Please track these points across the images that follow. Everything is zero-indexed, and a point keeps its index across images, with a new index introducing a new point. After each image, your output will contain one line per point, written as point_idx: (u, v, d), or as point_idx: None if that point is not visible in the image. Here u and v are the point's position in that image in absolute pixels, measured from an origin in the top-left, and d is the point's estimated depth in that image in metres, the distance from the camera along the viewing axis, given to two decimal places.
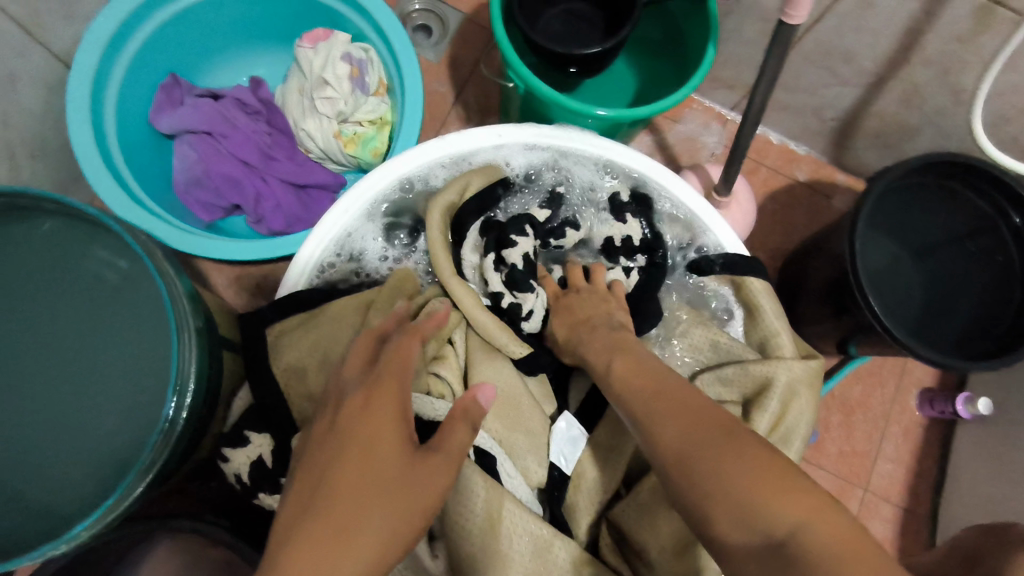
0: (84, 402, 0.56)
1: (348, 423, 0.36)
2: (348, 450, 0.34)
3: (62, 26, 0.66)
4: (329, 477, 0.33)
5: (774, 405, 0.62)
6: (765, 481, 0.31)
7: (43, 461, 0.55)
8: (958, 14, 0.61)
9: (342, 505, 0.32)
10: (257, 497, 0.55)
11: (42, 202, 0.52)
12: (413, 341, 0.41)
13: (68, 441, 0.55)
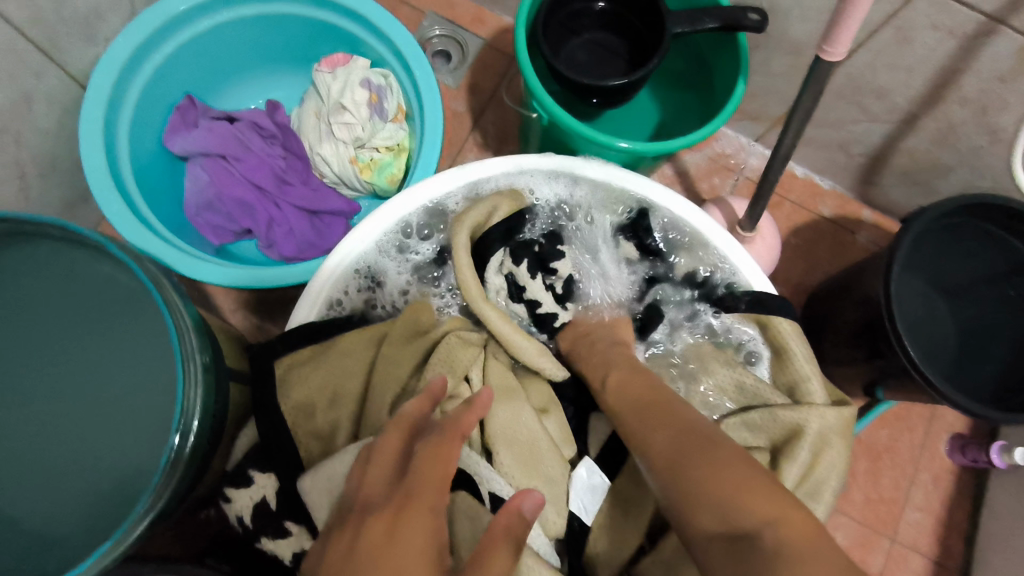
0: (81, 436, 0.53)
1: (371, 552, 0.32)
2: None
3: (81, 45, 0.65)
4: None
5: (805, 456, 0.59)
6: (741, 485, 0.36)
7: (37, 498, 0.52)
8: (1000, 52, 0.59)
9: None
10: (258, 541, 0.52)
11: (49, 229, 0.50)
12: (454, 440, 0.39)
13: (65, 476, 0.53)
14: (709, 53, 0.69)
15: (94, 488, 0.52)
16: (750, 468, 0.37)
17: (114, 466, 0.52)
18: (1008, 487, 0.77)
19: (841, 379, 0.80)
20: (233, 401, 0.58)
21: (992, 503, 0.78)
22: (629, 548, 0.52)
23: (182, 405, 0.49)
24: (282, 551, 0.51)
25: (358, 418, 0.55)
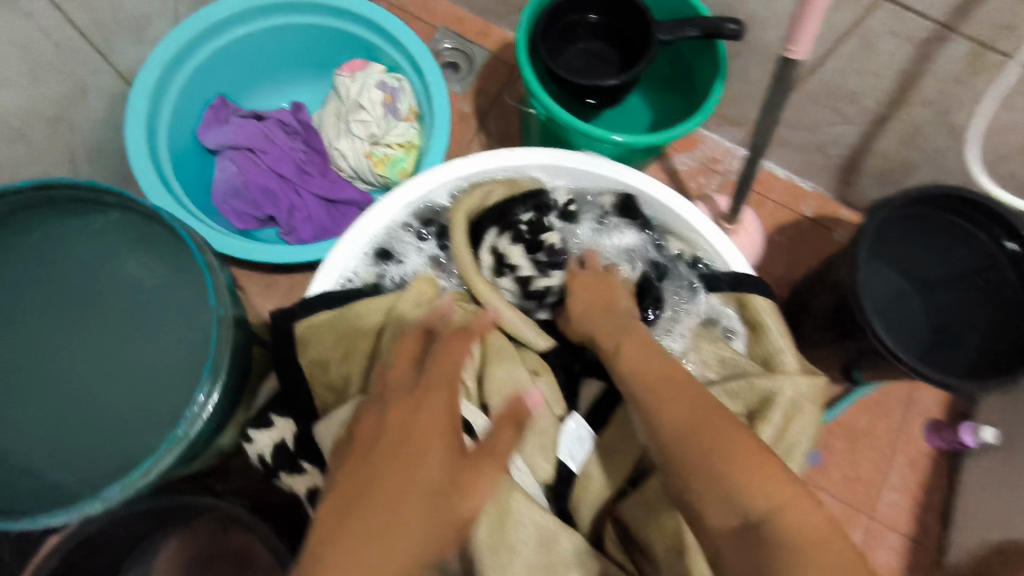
0: (127, 381, 0.60)
1: (388, 445, 0.39)
2: (388, 462, 0.38)
3: (131, 48, 0.73)
4: (371, 487, 0.37)
5: (777, 417, 0.63)
6: (761, 473, 0.39)
7: (82, 436, 0.59)
8: (952, 56, 0.65)
9: (379, 513, 0.35)
10: (276, 477, 0.59)
11: (102, 195, 0.57)
12: (461, 340, 0.47)
13: (109, 417, 0.59)
14: (691, 58, 0.76)
15: (137, 427, 0.59)
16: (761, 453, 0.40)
17: (155, 409, 0.59)
18: (981, 468, 0.80)
19: (820, 363, 0.85)
20: (253, 360, 0.64)
21: (966, 484, 0.82)
22: (610, 488, 0.58)
23: (214, 355, 0.55)
24: (297, 484, 0.58)
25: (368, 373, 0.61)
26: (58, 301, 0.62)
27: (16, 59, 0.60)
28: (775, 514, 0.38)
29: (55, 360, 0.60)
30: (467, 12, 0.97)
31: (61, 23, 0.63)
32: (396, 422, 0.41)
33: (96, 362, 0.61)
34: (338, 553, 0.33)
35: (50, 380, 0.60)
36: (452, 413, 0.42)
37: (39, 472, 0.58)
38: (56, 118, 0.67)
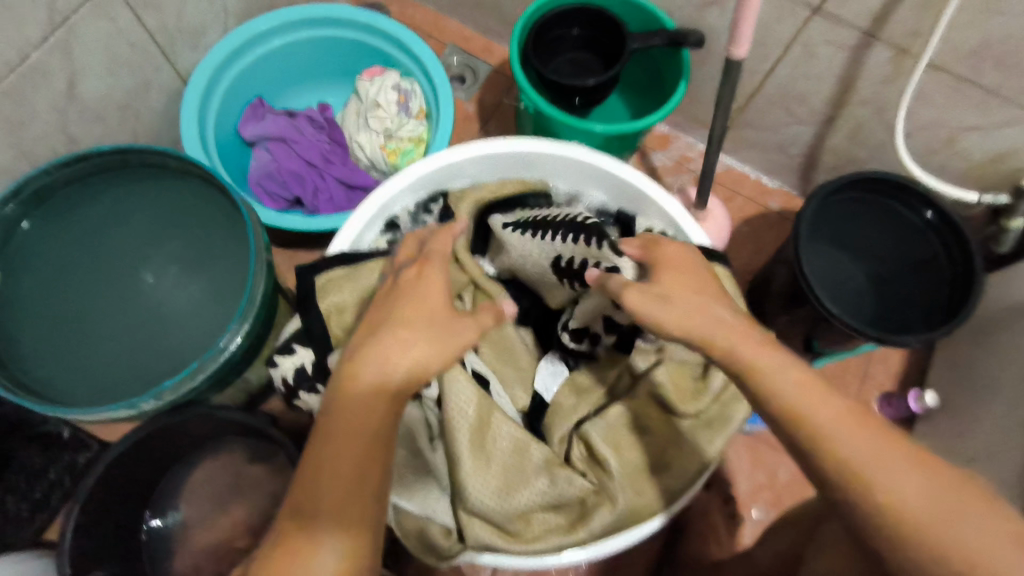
0: (180, 309, 0.75)
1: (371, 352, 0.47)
2: (373, 370, 0.46)
3: (188, 52, 0.87)
4: (352, 388, 0.45)
5: None
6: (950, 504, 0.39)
7: (142, 352, 0.73)
8: (879, 60, 0.77)
9: (352, 412, 0.44)
10: (297, 396, 0.70)
11: (165, 158, 0.68)
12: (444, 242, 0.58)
13: (166, 337, 0.74)
14: (662, 63, 0.88)
15: (188, 343, 0.73)
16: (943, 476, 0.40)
17: (203, 330, 0.74)
18: (927, 430, 0.89)
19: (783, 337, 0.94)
20: (281, 306, 0.76)
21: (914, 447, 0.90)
22: (577, 416, 0.68)
23: (250, 291, 0.64)
24: (314, 402, 0.68)
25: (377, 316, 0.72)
26: (118, 244, 0.74)
27: (101, 54, 0.74)
28: (835, 432, 0.41)
29: (120, 291, 0.74)
30: (473, 31, 1.11)
31: (138, 28, 0.77)
32: (359, 360, 0.46)
33: (154, 293, 0.75)
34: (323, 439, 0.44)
35: (117, 307, 0.74)
36: (441, 301, 0.51)
37: (106, 381, 0.71)
38: (125, 106, 0.81)
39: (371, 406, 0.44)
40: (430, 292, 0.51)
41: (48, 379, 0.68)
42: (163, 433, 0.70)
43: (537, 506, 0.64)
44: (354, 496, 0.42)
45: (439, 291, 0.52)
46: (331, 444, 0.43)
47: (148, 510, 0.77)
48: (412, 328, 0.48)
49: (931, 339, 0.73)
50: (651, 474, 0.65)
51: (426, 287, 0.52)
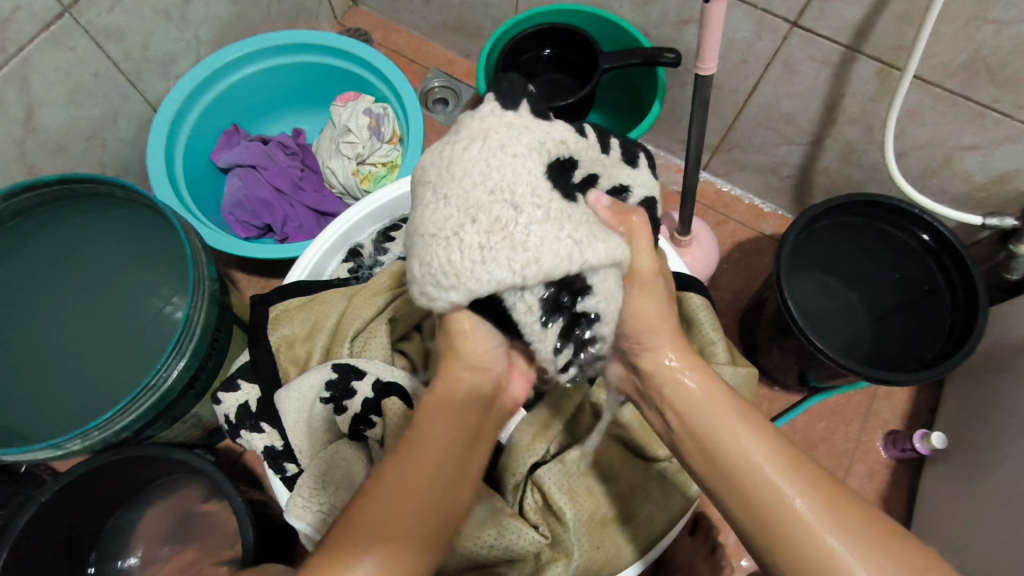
0: (121, 335, 0.73)
1: (424, 427, 0.44)
2: (432, 445, 0.42)
3: (157, 81, 0.86)
4: (413, 456, 0.42)
5: None
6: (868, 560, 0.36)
7: (79, 382, 0.71)
8: (864, 76, 0.72)
9: (409, 477, 0.41)
10: (239, 435, 0.66)
11: (114, 188, 0.67)
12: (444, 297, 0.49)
13: (103, 366, 0.72)
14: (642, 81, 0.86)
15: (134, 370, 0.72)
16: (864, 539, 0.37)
17: (143, 358, 0.72)
18: (936, 475, 0.82)
19: (778, 372, 0.88)
20: (233, 338, 0.73)
21: (923, 494, 0.83)
22: (533, 457, 0.62)
23: (185, 323, 0.61)
24: (256, 441, 0.65)
25: (327, 350, 0.69)
26: (74, 268, 0.74)
27: (61, 86, 0.73)
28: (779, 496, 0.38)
29: (65, 316, 0.73)
30: (458, 55, 1.10)
31: (102, 57, 0.77)
32: (417, 434, 0.43)
33: (96, 319, 0.74)
34: (371, 495, 0.40)
35: (58, 336, 0.72)
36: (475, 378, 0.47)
37: (43, 409, 0.69)
38: (91, 136, 0.80)
39: (418, 460, 0.41)
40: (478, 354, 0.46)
41: None
42: (104, 473, 0.66)
43: (491, 560, 0.59)
44: (413, 543, 0.39)
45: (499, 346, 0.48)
46: (383, 499, 0.40)
47: (93, 553, 0.72)
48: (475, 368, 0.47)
49: (930, 376, 0.66)
50: (614, 528, 0.61)
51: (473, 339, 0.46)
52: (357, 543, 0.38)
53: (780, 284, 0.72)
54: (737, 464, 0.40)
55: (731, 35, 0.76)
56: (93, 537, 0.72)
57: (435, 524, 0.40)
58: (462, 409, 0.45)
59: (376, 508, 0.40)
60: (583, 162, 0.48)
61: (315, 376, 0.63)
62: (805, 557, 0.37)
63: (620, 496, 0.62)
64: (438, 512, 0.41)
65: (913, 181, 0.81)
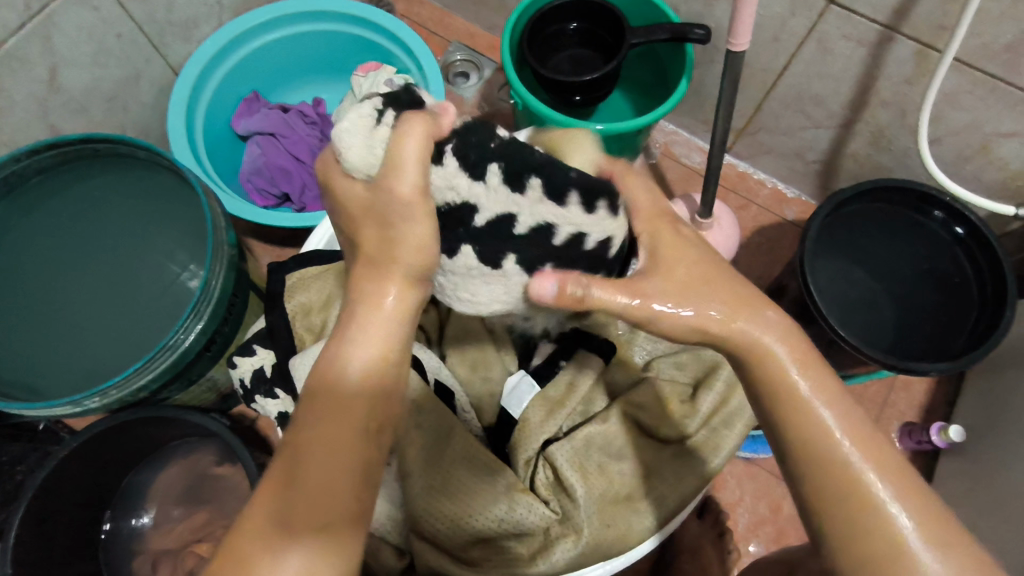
0: (138, 297, 0.74)
1: (331, 369, 0.39)
2: (336, 393, 0.38)
3: (179, 45, 0.86)
4: (322, 411, 0.38)
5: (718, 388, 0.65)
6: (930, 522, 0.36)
7: (103, 338, 0.72)
8: (900, 58, 0.70)
9: (326, 427, 0.37)
10: (254, 401, 0.67)
11: (136, 149, 0.67)
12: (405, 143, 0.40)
13: (126, 323, 0.73)
14: (669, 62, 0.85)
15: (144, 333, 0.73)
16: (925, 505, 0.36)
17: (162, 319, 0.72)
18: (953, 468, 0.81)
19: None
20: (249, 304, 0.73)
21: (938, 486, 0.82)
22: (546, 433, 0.62)
23: (204, 287, 0.62)
24: (271, 407, 0.65)
25: None
26: (79, 227, 0.74)
27: (84, 45, 0.73)
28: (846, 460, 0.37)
29: (76, 276, 0.74)
30: (480, 29, 1.08)
31: (125, 18, 0.76)
32: (329, 378, 0.39)
33: (119, 276, 0.75)
34: (298, 451, 0.37)
35: (72, 297, 0.73)
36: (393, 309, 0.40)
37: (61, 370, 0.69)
38: (113, 98, 0.79)
39: (334, 395, 0.38)
40: (412, 246, 0.40)
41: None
42: (119, 432, 0.67)
43: (500, 533, 0.59)
44: (326, 493, 0.35)
45: (419, 248, 0.40)
46: (306, 454, 0.36)
47: (108, 511, 0.74)
48: (384, 305, 0.40)
49: (964, 363, 0.65)
50: (625, 506, 0.60)
51: (405, 234, 0.40)
52: (280, 513, 0.35)
53: (804, 269, 0.71)
54: (814, 424, 0.38)
55: (764, 12, 0.74)
56: (108, 495, 0.73)
57: (351, 471, 0.37)
58: (364, 359, 0.39)
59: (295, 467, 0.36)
60: (484, 205, 0.46)
61: None
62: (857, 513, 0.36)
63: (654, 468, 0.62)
64: (355, 460, 0.37)
65: (945, 168, 0.79)
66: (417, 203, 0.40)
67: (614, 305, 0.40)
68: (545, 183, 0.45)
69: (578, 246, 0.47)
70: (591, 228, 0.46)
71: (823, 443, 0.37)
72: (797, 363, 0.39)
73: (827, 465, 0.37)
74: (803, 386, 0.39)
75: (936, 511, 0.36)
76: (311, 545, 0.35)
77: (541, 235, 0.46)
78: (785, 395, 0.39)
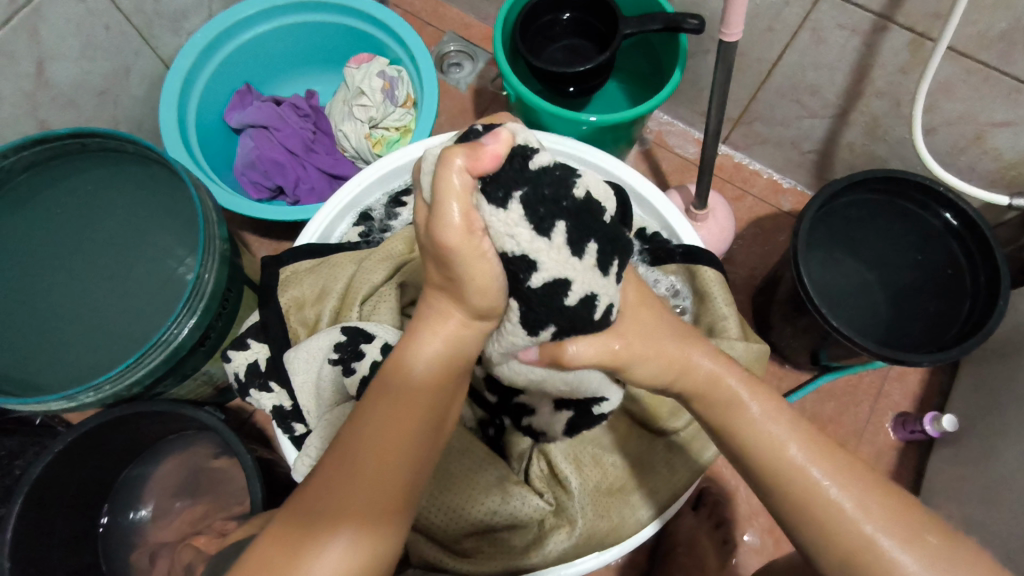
0: (132, 291, 0.75)
1: (396, 372, 0.39)
2: (402, 398, 0.38)
3: (168, 37, 0.85)
4: (384, 411, 0.37)
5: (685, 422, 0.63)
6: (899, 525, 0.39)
7: (97, 332, 0.72)
8: (894, 47, 0.70)
9: (387, 428, 0.37)
10: (248, 394, 0.67)
11: (125, 143, 0.67)
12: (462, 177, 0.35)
13: (122, 315, 0.74)
14: (663, 52, 0.84)
15: (139, 327, 0.73)
16: (893, 509, 0.40)
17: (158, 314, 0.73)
18: (946, 457, 0.81)
19: (790, 351, 0.87)
20: (244, 298, 0.73)
21: (931, 475, 0.83)
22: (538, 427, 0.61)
23: (195, 282, 0.61)
24: (266, 401, 0.65)
25: (336, 312, 0.69)
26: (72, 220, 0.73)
27: (73, 39, 0.72)
28: (815, 484, 0.40)
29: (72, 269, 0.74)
30: (475, 19, 1.07)
31: (113, 10, 0.76)
32: (394, 381, 0.38)
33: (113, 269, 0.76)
34: (352, 444, 0.37)
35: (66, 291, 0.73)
36: (462, 330, 0.40)
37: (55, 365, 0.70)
38: (104, 92, 0.79)
39: (398, 400, 0.38)
40: (477, 286, 0.37)
41: None
42: (112, 427, 0.67)
43: (499, 526, 0.59)
44: (380, 495, 0.36)
45: (485, 289, 0.37)
46: (363, 447, 0.37)
47: (106, 505, 0.74)
48: (449, 325, 0.40)
49: (954, 354, 0.65)
50: (618, 498, 0.61)
51: (472, 266, 0.36)
52: (326, 504, 0.36)
53: (797, 261, 0.71)
54: (774, 451, 0.42)
55: (758, 1, 0.74)
56: (105, 489, 0.74)
57: (406, 478, 0.37)
58: (434, 374, 0.39)
59: (350, 461, 0.36)
60: (546, 265, 0.38)
61: (325, 338, 0.64)
62: (832, 532, 0.40)
63: (643, 466, 0.62)
64: (411, 468, 0.37)
65: (940, 158, 0.79)
66: (468, 248, 0.36)
67: (599, 356, 0.43)
68: (572, 229, 0.38)
69: (587, 311, 0.41)
70: (604, 292, 0.41)
71: (789, 474, 0.41)
72: (746, 389, 0.44)
73: (798, 488, 0.41)
74: (754, 412, 0.43)
75: (901, 511, 0.40)
76: (347, 540, 0.35)
77: (552, 297, 0.39)
78: (746, 424, 0.43)
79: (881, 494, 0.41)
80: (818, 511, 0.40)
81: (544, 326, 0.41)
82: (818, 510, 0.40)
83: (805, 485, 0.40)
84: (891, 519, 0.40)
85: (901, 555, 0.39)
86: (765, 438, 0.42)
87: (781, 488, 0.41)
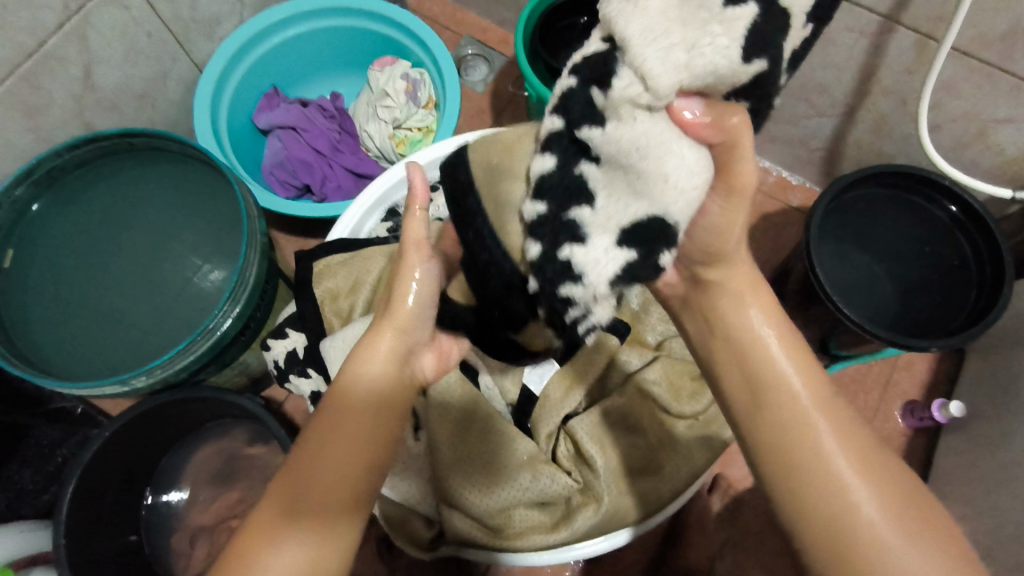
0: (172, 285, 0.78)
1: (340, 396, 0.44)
2: (347, 415, 0.43)
3: (202, 42, 0.89)
4: (331, 427, 0.42)
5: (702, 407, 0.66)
6: (894, 503, 0.38)
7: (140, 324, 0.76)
8: (902, 46, 0.73)
9: (333, 442, 0.41)
10: (288, 380, 0.71)
11: (170, 142, 0.70)
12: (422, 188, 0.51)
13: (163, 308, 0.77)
14: None
15: (179, 319, 0.76)
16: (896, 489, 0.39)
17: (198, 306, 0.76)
18: (953, 443, 0.84)
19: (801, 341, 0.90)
20: (279, 292, 0.77)
21: (939, 460, 0.85)
22: (566, 408, 0.66)
23: (239, 274, 0.65)
24: (304, 386, 0.69)
25: (370, 301, 0.72)
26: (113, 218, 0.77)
27: (116, 45, 0.76)
28: (816, 438, 0.40)
29: (113, 264, 0.77)
30: (491, 23, 1.10)
31: (153, 17, 0.79)
32: (340, 402, 0.44)
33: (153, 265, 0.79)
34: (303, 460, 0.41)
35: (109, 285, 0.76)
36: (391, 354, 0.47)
37: (100, 355, 0.73)
38: (143, 95, 0.83)
39: (344, 416, 0.43)
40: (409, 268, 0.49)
41: (43, 356, 0.69)
42: (156, 413, 0.70)
43: (516, 503, 0.62)
44: (330, 499, 0.40)
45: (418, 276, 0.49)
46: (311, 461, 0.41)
47: (148, 487, 0.78)
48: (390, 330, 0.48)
49: (956, 340, 0.68)
50: (642, 477, 0.64)
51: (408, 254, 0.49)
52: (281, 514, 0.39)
53: (809, 252, 0.74)
54: (786, 395, 0.42)
55: None
56: (148, 472, 0.77)
57: (353, 484, 0.41)
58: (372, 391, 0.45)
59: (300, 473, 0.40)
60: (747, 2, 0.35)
61: (359, 327, 0.67)
62: (815, 483, 0.39)
63: (663, 448, 0.65)
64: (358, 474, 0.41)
65: (946, 154, 0.82)
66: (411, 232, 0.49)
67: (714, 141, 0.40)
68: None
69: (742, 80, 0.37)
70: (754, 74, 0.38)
71: (790, 422, 0.41)
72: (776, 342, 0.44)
73: (792, 432, 0.41)
74: (781, 361, 0.43)
75: (905, 493, 0.39)
76: (301, 542, 0.38)
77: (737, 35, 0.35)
78: (768, 372, 0.43)
79: (891, 470, 0.40)
80: (811, 461, 0.40)
81: (741, 60, 0.36)
82: (799, 457, 0.40)
83: (806, 438, 0.40)
84: (891, 492, 0.39)
85: (869, 509, 0.38)
86: (783, 387, 0.42)
87: (779, 436, 0.41)
